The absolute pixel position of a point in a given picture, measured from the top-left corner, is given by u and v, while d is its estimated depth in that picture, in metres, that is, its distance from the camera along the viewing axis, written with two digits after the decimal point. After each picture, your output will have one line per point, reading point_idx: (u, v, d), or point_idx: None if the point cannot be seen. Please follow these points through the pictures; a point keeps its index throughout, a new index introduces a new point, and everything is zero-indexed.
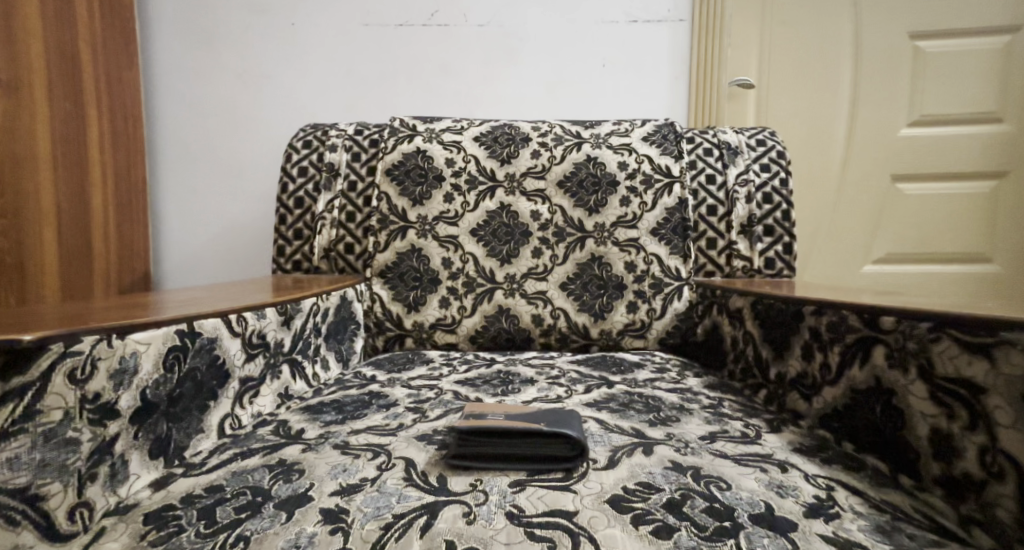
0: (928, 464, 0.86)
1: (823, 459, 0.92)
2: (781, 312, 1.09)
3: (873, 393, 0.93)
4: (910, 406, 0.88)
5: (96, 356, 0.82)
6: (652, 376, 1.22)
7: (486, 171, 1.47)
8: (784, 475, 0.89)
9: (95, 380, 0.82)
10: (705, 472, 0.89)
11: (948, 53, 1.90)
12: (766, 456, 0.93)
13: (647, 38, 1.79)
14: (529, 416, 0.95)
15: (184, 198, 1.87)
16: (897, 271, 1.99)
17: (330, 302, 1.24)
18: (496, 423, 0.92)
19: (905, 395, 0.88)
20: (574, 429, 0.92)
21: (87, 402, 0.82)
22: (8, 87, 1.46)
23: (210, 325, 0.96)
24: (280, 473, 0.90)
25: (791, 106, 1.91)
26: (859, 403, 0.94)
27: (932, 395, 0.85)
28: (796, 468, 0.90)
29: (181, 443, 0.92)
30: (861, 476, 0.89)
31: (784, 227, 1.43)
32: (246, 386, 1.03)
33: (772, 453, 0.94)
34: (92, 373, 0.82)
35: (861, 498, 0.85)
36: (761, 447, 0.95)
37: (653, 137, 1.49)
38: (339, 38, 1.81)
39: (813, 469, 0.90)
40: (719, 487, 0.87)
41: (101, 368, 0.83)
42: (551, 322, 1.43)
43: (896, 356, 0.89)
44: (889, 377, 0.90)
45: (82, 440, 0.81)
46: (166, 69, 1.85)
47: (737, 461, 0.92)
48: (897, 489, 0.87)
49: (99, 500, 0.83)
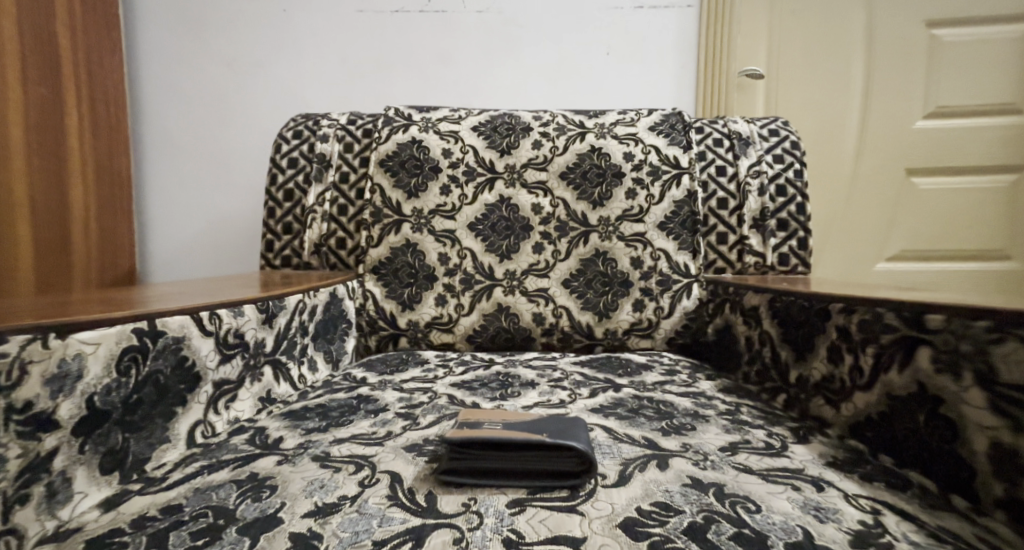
0: (988, 484, 0.77)
1: (863, 475, 0.84)
2: (805, 310, 1.01)
3: (913, 401, 0.84)
4: (965, 416, 0.79)
5: (27, 359, 0.74)
6: (661, 379, 1.14)
7: (485, 162, 1.38)
8: (821, 496, 0.80)
9: (27, 386, 0.74)
10: (729, 490, 0.81)
11: (966, 41, 1.81)
12: (797, 472, 0.84)
13: (654, 25, 1.71)
14: (530, 424, 0.86)
15: (170, 191, 1.78)
16: (912, 268, 1.90)
17: (318, 300, 1.15)
18: (494, 433, 0.83)
19: (957, 403, 0.80)
20: (580, 441, 0.83)
21: (14, 413, 0.74)
22: None
23: (175, 323, 0.87)
24: (248, 490, 0.82)
25: (807, 95, 1.81)
26: (896, 411, 0.86)
27: (992, 404, 0.77)
28: (833, 487, 0.82)
29: (140, 455, 0.84)
30: (909, 496, 0.80)
31: (799, 221, 1.35)
32: (221, 390, 0.95)
33: (804, 468, 0.85)
34: (21, 379, 0.74)
35: (915, 525, 0.77)
36: (790, 461, 0.87)
37: (660, 126, 1.41)
38: (329, 25, 1.73)
39: (852, 488, 0.82)
40: (746, 508, 0.78)
41: (34, 373, 0.75)
42: (553, 321, 1.34)
43: (943, 359, 0.81)
44: (933, 382, 0.82)
45: (9, 457, 0.73)
46: (152, 58, 1.76)
47: (763, 477, 0.83)
48: (953, 512, 0.78)
49: (32, 526, 0.75)
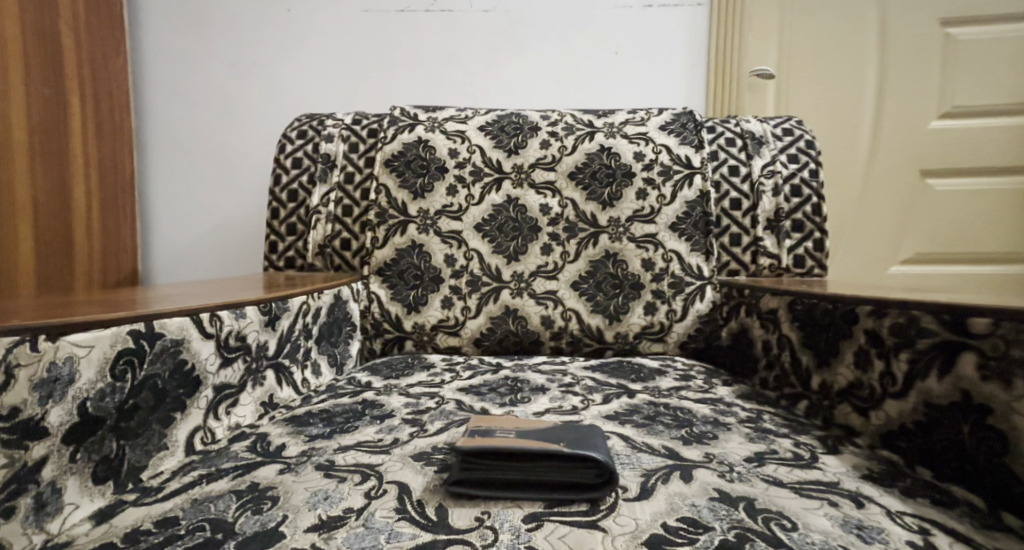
0: None
1: (904, 490, 0.80)
2: (829, 314, 0.97)
3: (956, 410, 0.81)
4: (1017, 429, 0.76)
5: (13, 363, 0.71)
6: (676, 384, 1.10)
7: (492, 162, 1.35)
8: (861, 513, 0.77)
9: (13, 392, 0.71)
10: (761, 505, 0.77)
11: (982, 40, 1.77)
12: (832, 486, 0.81)
13: (663, 24, 1.67)
14: (547, 433, 0.82)
15: (173, 191, 1.75)
16: (927, 272, 1.85)
17: (322, 302, 1.12)
18: (509, 444, 0.79)
19: (1007, 414, 0.77)
20: (601, 451, 0.79)
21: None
22: None
23: (175, 325, 0.84)
24: (249, 502, 0.78)
25: (823, 96, 1.77)
26: (936, 421, 0.83)
27: None
28: (873, 502, 0.78)
29: (136, 463, 0.80)
30: (957, 513, 0.77)
31: (815, 222, 1.30)
32: (222, 394, 0.91)
33: (838, 481, 0.81)
34: (7, 383, 0.71)
35: (967, 546, 0.73)
36: (823, 474, 0.83)
37: (671, 125, 1.37)
38: (333, 24, 1.69)
39: (893, 504, 0.78)
40: (781, 526, 0.75)
41: (20, 377, 0.71)
42: (562, 324, 1.30)
43: (990, 366, 0.78)
44: (979, 391, 0.79)
45: None
46: (156, 56, 1.73)
47: (796, 491, 0.80)
48: (1005, 531, 0.75)
49: (19, 539, 0.71)
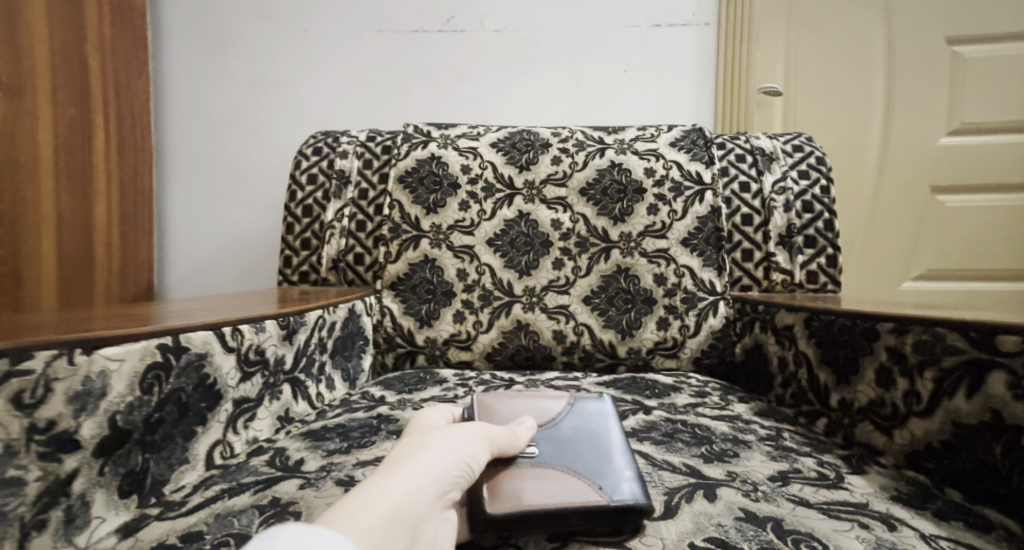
0: None
1: (935, 512, 0.80)
2: (847, 331, 0.98)
3: (986, 430, 0.81)
4: None
5: (52, 377, 0.71)
6: (692, 401, 1.10)
7: (504, 178, 1.36)
8: (893, 535, 0.76)
9: (49, 406, 0.71)
10: (790, 526, 0.77)
11: (989, 58, 1.77)
12: (862, 508, 0.80)
13: (672, 44, 1.67)
14: (581, 456, 0.82)
15: (191, 207, 1.76)
16: (939, 288, 1.84)
17: (337, 316, 1.12)
18: (539, 481, 0.78)
19: None
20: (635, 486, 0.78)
21: (36, 433, 0.70)
22: (9, 92, 1.35)
23: (199, 339, 0.84)
24: (271, 517, 0.78)
25: (837, 114, 1.77)
26: (964, 440, 0.83)
27: None
28: (905, 524, 0.78)
29: (160, 477, 0.81)
30: (990, 535, 0.76)
31: (827, 238, 1.30)
32: (241, 409, 0.91)
33: (868, 503, 0.81)
34: (45, 398, 0.70)
35: None
36: (850, 494, 0.83)
37: (681, 142, 1.37)
38: (347, 45, 1.71)
39: (925, 526, 0.77)
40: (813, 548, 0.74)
41: (59, 391, 0.71)
42: (574, 339, 1.30)
43: (1022, 386, 0.78)
44: (1010, 410, 0.79)
45: (29, 480, 0.70)
46: (178, 77, 1.75)
47: (824, 512, 0.79)
48: None
49: None
